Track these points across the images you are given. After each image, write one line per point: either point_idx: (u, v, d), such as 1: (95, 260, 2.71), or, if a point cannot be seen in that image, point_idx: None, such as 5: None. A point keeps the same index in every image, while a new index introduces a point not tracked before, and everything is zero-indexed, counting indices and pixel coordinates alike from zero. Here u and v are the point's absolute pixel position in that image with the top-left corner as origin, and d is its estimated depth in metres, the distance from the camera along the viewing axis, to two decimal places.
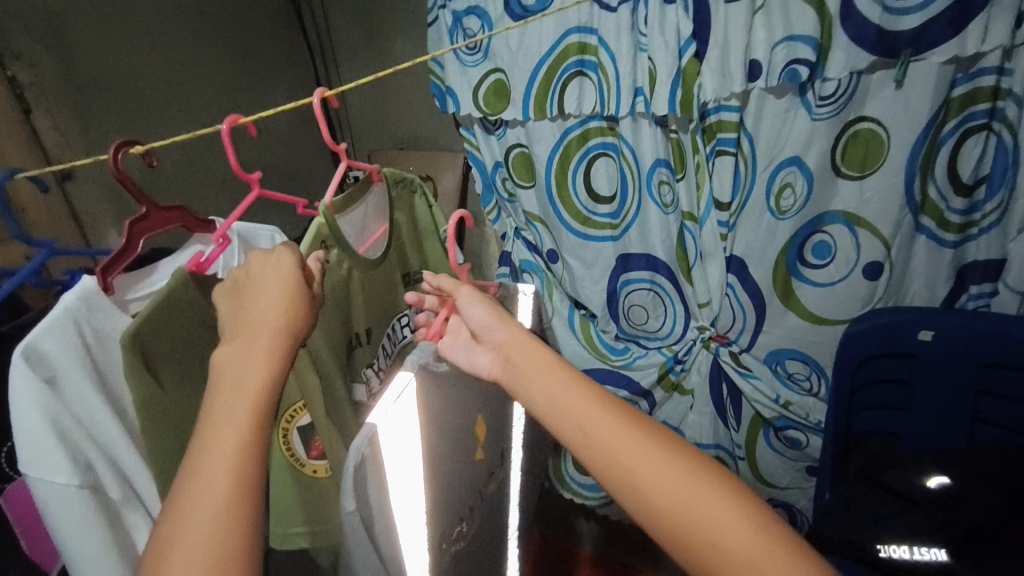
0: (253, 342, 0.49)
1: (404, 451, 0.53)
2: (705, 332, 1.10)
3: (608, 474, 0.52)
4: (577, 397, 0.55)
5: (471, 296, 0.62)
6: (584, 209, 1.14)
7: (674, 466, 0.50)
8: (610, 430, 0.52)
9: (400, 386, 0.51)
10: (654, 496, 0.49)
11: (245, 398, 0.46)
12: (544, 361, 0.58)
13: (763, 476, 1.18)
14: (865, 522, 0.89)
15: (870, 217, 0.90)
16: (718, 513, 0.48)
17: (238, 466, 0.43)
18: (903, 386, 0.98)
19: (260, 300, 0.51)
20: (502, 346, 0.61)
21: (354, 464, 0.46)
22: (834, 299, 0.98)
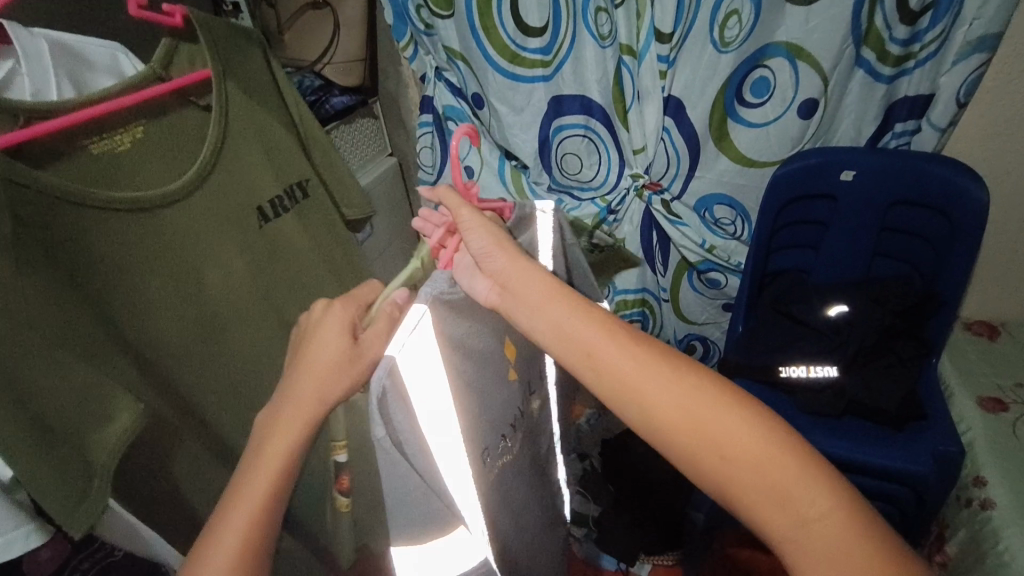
0: (292, 417, 0.50)
1: (436, 389, 0.48)
2: (639, 181, 1.08)
3: (608, 391, 0.50)
4: (579, 321, 0.50)
5: (472, 221, 0.51)
6: (512, 43, 1.01)
7: (678, 382, 0.49)
8: (615, 353, 0.49)
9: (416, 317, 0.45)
10: (647, 423, 0.49)
11: (262, 464, 0.50)
12: (547, 286, 0.51)
13: (683, 315, 1.26)
14: (772, 349, 0.97)
15: (812, 49, 0.85)
16: (716, 419, 0.48)
17: (244, 526, 0.48)
18: (818, 226, 1.02)
19: (305, 373, 0.51)
20: (500, 273, 0.51)
21: (377, 396, 0.42)
22: (766, 140, 0.96)
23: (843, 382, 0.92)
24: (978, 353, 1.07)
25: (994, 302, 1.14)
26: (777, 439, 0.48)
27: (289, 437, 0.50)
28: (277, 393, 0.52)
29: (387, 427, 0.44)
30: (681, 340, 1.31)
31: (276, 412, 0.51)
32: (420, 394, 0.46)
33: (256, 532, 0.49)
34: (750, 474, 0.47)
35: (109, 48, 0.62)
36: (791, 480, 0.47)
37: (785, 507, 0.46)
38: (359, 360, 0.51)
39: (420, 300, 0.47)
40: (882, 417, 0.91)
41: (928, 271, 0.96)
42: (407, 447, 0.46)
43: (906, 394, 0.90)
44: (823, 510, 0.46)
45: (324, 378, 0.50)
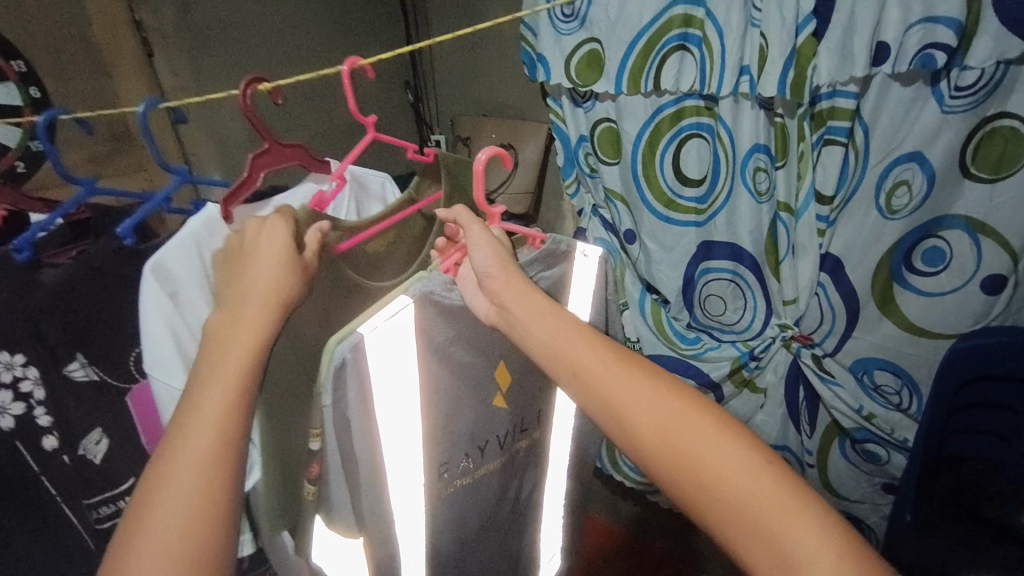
0: (251, 315, 0.52)
1: (394, 374, 0.57)
2: (787, 331, 1.05)
3: (580, 394, 0.52)
4: (558, 326, 0.54)
5: (479, 238, 0.57)
6: (669, 191, 1.10)
7: (653, 393, 0.50)
8: (591, 357, 0.52)
9: (398, 305, 0.55)
10: (635, 429, 0.49)
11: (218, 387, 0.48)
12: (538, 307, 0.55)
13: (832, 486, 1.13)
14: (950, 548, 0.84)
15: (997, 224, 0.81)
16: (692, 437, 0.48)
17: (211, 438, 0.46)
18: (1005, 412, 0.87)
19: (250, 274, 0.53)
20: (497, 294, 0.57)
21: (337, 366, 0.51)
22: (941, 311, 0.89)
23: None
24: None
25: None
26: (760, 462, 0.46)
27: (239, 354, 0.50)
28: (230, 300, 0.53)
29: (336, 398, 0.53)
30: None
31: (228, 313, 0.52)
32: (380, 377, 0.56)
33: (227, 448, 0.47)
34: (731, 498, 0.46)
35: (381, 178, 0.78)
36: (776, 515, 0.44)
37: (766, 543, 0.44)
38: (296, 267, 0.55)
39: (407, 294, 0.56)
40: None
41: None
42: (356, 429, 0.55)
43: None
44: (811, 553, 0.43)
45: (276, 278, 0.53)
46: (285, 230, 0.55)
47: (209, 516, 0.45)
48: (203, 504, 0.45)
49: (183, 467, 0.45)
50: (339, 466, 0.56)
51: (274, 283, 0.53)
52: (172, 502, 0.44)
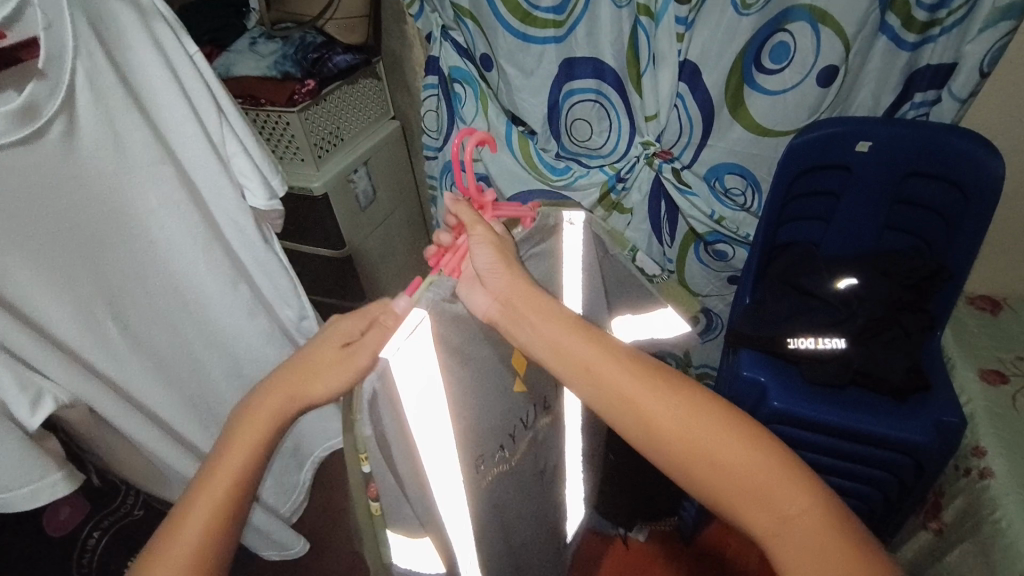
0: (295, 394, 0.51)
1: (429, 402, 0.54)
2: (650, 149, 1.06)
3: (605, 404, 0.52)
4: (579, 338, 0.53)
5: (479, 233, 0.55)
6: (524, 2, 0.98)
7: (669, 392, 0.52)
8: (614, 369, 0.52)
9: (414, 322, 0.50)
10: (654, 420, 0.51)
11: (235, 452, 0.49)
12: (551, 310, 0.54)
13: (687, 286, 1.24)
14: (781, 320, 0.95)
15: (836, 12, 0.83)
16: (718, 442, 0.50)
17: (223, 496, 0.48)
18: (830, 197, 1.00)
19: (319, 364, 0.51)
20: (504, 293, 0.54)
21: (368, 396, 0.48)
22: (783, 109, 0.94)
23: (850, 354, 0.89)
24: (982, 325, 1.04)
25: (997, 276, 1.09)
26: (763, 450, 0.50)
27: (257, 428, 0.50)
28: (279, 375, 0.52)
29: (375, 422, 0.50)
30: None
31: (279, 386, 0.51)
32: (408, 390, 0.51)
33: (226, 510, 0.48)
34: (736, 477, 0.49)
35: None
36: (778, 486, 0.49)
37: (771, 510, 0.49)
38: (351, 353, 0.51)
39: (418, 305, 0.52)
40: (880, 387, 0.89)
41: (938, 247, 0.95)
42: (393, 447, 0.52)
43: (909, 364, 0.88)
44: (806, 520, 0.48)
45: (322, 379, 0.50)
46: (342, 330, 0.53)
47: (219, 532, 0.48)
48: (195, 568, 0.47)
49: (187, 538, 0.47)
50: (393, 485, 0.54)
51: (336, 373, 0.50)
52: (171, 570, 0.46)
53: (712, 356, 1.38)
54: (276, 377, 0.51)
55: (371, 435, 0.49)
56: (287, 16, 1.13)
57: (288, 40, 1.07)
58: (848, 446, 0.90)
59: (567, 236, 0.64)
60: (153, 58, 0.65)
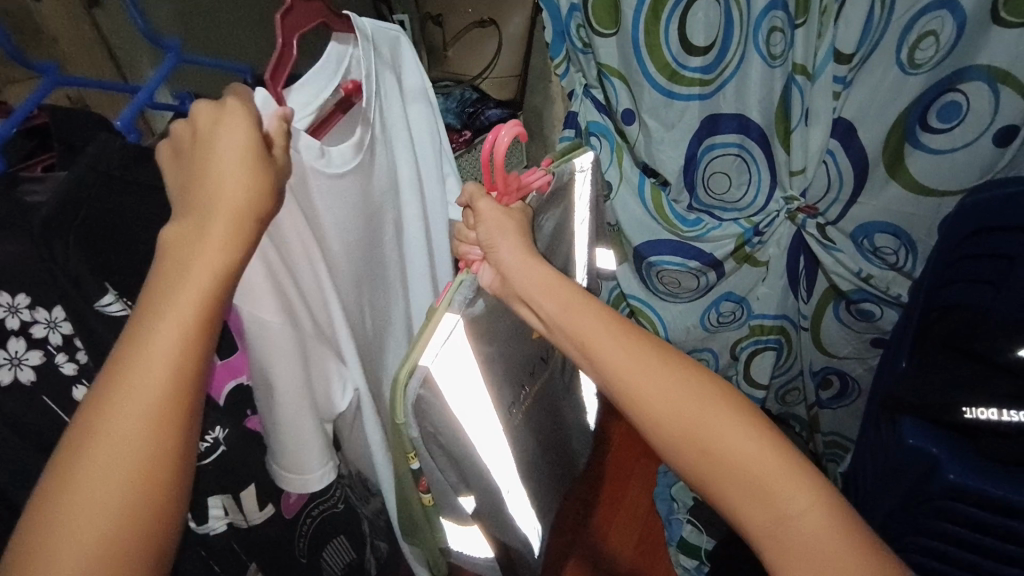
0: (200, 226, 0.44)
1: (466, 386, 0.61)
2: (793, 204, 1.05)
3: (601, 380, 0.54)
4: (583, 313, 0.54)
5: (489, 212, 0.58)
6: (673, 61, 1.02)
7: (669, 374, 0.52)
8: (611, 345, 0.53)
9: (447, 328, 0.55)
10: (653, 401, 0.52)
11: (179, 310, 0.41)
12: (548, 279, 0.56)
13: (823, 346, 1.19)
14: (950, 388, 0.89)
15: (1021, 73, 0.80)
16: (708, 416, 0.51)
17: (173, 364, 0.40)
18: (1003, 259, 0.93)
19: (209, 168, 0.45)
20: (505, 268, 0.57)
21: (413, 400, 0.53)
22: (949, 168, 0.91)
23: None
24: None
25: None
26: (766, 437, 0.51)
27: (204, 276, 0.42)
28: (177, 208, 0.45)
29: (421, 427, 0.56)
30: (817, 372, 1.24)
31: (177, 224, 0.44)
32: (452, 391, 0.58)
33: (185, 384, 0.41)
34: (732, 464, 0.50)
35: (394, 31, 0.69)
36: (778, 477, 0.49)
37: (764, 500, 0.49)
38: (266, 163, 0.47)
39: (451, 312, 0.57)
40: None
41: None
42: (439, 438, 0.58)
43: None
44: (803, 509, 0.48)
45: (238, 186, 0.45)
46: (254, 149, 0.46)
47: (182, 391, 0.40)
48: (158, 438, 0.39)
49: (129, 414, 0.39)
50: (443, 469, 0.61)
51: (238, 200, 0.45)
52: (117, 446, 0.38)
53: (846, 424, 1.30)
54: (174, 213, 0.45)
55: (418, 436, 0.56)
56: (448, 74, 1.28)
57: (449, 95, 1.20)
58: None
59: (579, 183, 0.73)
60: (414, 106, 0.73)
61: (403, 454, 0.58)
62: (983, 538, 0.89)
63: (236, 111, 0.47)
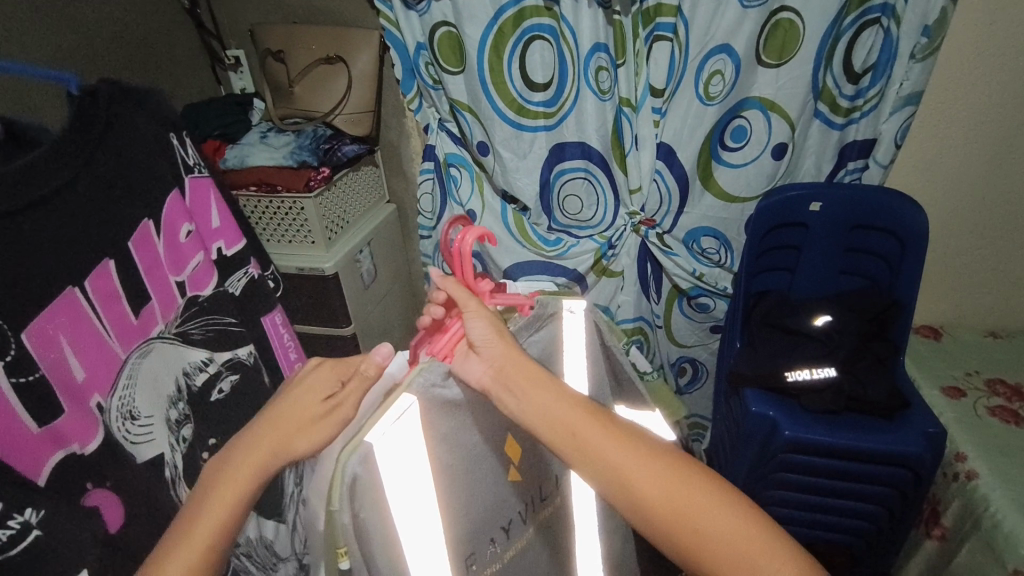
0: (243, 455, 0.49)
1: (410, 481, 0.52)
2: (635, 218, 1.20)
3: (597, 477, 0.52)
4: (574, 410, 0.53)
5: (476, 309, 0.56)
6: (519, 97, 1.12)
7: (668, 471, 0.52)
8: (605, 439, 0.52)
9: (401, 407, 0.50)
10: (655, 501, 0.51)
11: (213, 519, 0.47)
12: (537, 374, 0.54)
13: (676, 340, 1.36)
14: (773, 359, 1.08)
15: (782, 103, 1.02)
16: (700, 502, 0.51)
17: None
18: (793, 250, 1.17)
19: (287, 409, 0.50)
20: (496, 359, 0.54)
21: (349, 480, 0.46)
22: (745, 178, 1.11)
23: (840, 380, 1.03)
24: (930, 350, 1.21)
25: (929, 308, 1.28)
26: (767, 534, 0.51)
27: (230, 498, 0.48)
28: (235, 442, 0.50)
29: (353, 514, 0.48)
30: (673, 364, 1.40)
31: (228, 459, 0.50)
32: (394, 488, 0.51)
33: None
34: (736, 560, 0.50)
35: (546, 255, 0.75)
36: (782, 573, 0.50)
37: None
38: (314, 425, 0.50)
39: (408, 391, 0.51)
40: (871, 407, 1.02)
41: (886, 285, 1.13)
42: (371, 545, 0.50)
43: (889, 386, 1.04)
44: None
45: (289, 438, 0.49)
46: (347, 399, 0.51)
47: None
48: None
49: None
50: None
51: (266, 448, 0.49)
52: None
53: (701, 405, 1.48)
54: (230, 448, 0.50)
55: (349, 523, 0.47)
56: (297, 111, 1.22)
57: (301, 133, 1.16)
58: (851, 463, 1.02)
59: (567, 324, 0.65)
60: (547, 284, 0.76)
61: (334, 550, 0.48)
62: (819, 480, 1.06)
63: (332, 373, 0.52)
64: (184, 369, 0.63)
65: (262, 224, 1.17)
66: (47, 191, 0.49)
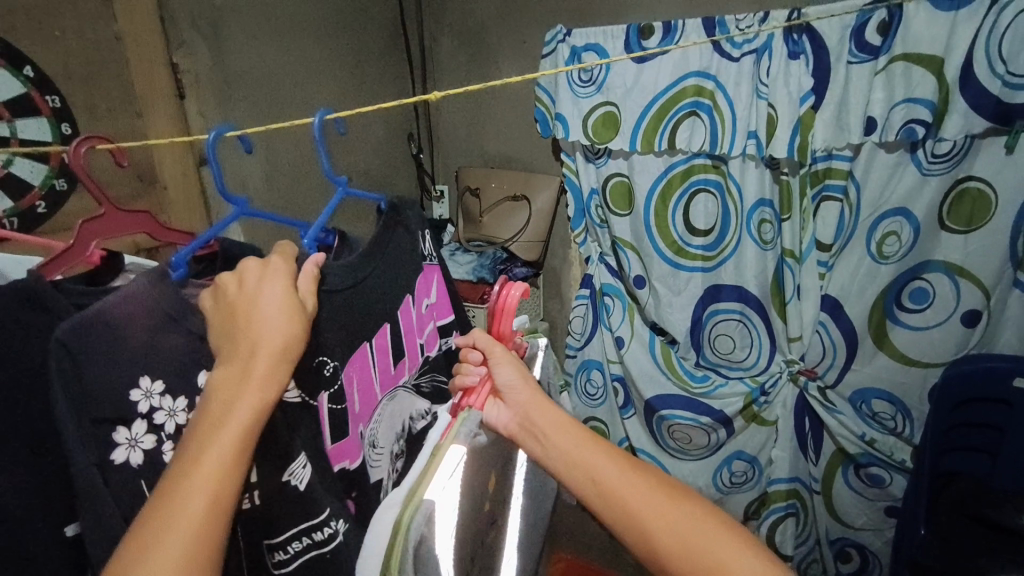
0: (245, 358, 0.42)
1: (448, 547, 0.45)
2: (793, 366, 1.16)
3: (615, 523, 0.50)
4: (592, 448, 0.52)
5: (504, 355, 0.54)
6: (679, 239, 1.20)
7: (679, 508, 0.50)
8: (621, 478, 0.50)
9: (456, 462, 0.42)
10: (663, 535, 0.49)
11: (233, 427, 0.40)
12: (561, 418, 0.53)
13: (837, 515, 1.21)
14: (971, 557, 0.92)
15: (972, 268, 0.97)
16: (715, 542, 0.49)
17: (213, 494, 0.37)
18: (993, 430, 1.02)
19: (267, 306, 0.45)
20: (524, 406, 0.53)
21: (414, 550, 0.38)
22: (926, 343, 1.04)
23: None
24: None
25: None
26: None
27: (247, 409, 0.41)
28: (226, 349, 0.43)
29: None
30: (835, 542, 1.24)
31: (222, 367, 0.42)
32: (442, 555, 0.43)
33: (216, 517, 0.37)
34: None
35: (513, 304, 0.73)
36: None
37: None
38: (304, 317, 0.46)
39: (457, 442, 0.44)
40: None
41: None
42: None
43: None
44: None
45: (278, 334, 0.44)
46: (289, 280, 0.47)
47: (219, 525, 0.37)
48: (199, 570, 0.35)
49: (171, 543, 0.35)
50: None
51: (282, 344, 0.44)
52: None
53: None
54: (221, 354, 0.43)
55: None
56: (485, 238, 1.44)
57: (483, 254, 1.39)
58: None
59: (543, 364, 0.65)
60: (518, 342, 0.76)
61: None
62: None
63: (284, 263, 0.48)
64: (412, 415, 0.63)
65: None
66: (361, 278, 0.58)
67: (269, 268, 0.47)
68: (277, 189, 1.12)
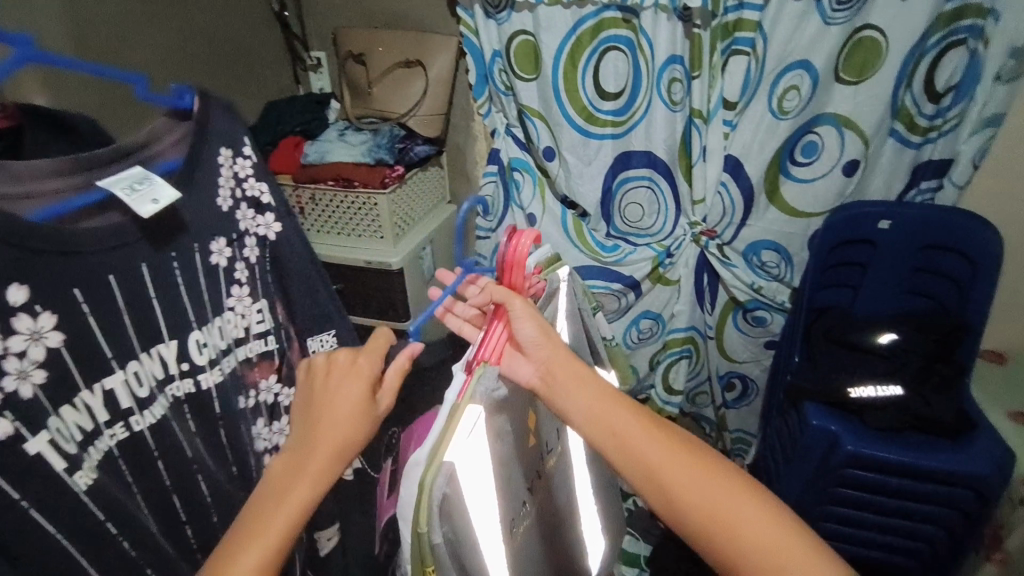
0: (306, 449, 0.46)
1: (476, 482, 0.53)
2: (697, 228, 1.20)
3: (636, 480, 0.52)
4: (615, 410, 0.52)
5: (524, 309, 0.54)
6: (589, 104, 1.14)
7: (702, 473, 0.52)
8: (644, 441, 0.52)
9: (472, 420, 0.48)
10: (682, 496, 0.51)
11: (283, 510, 0.44)
12: (584, 374, 0.54)
13: (727, 354, 1.36)
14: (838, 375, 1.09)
15: (858, 119, 1.03)
16: (733, 504, 0.51)
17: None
18: (858, 267, 1.17)
19: (341, 402, 0.48)
20: (545, 360, 0.54)
21: (439, 500, 0.46)
22: (813, 194, 1.12)
23: (906, 399, 1.04)
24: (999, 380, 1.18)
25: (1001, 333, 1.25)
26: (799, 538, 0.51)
27: (296, 497, 0.45)
28: (296, 438, 0.48)
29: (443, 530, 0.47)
30: (723, 377, 1.41)
31: (285, 453, 0.47)
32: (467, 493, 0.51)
33: None
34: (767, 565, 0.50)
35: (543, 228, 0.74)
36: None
37: None
38: (371, 418, 0.49)
39: (473, 402, 0.49)
40: (933, 428, 1.02)
41: (955, 307, 1.12)
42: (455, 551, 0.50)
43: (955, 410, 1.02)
44: None
45: (342, 433, 0.47)
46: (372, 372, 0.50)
47: None
48: None
49: None
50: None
51: (342, 440, 0.47)
52: None
53: (749, 422, 1.48)
54: (290, 442, 0.48)
55: (440, 541, 0.47)
56: (376, 112, 1.27)
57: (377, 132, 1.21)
58: (908, 484, 1.02)
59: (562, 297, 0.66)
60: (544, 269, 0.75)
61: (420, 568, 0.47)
62: (874, 498, 1.06)
63: (378, 357, 0.51)
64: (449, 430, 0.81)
65: (330, 215, 1.19)
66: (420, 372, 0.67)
67: (355, 363, 0.49)
68: (77, 38, 0.86)
